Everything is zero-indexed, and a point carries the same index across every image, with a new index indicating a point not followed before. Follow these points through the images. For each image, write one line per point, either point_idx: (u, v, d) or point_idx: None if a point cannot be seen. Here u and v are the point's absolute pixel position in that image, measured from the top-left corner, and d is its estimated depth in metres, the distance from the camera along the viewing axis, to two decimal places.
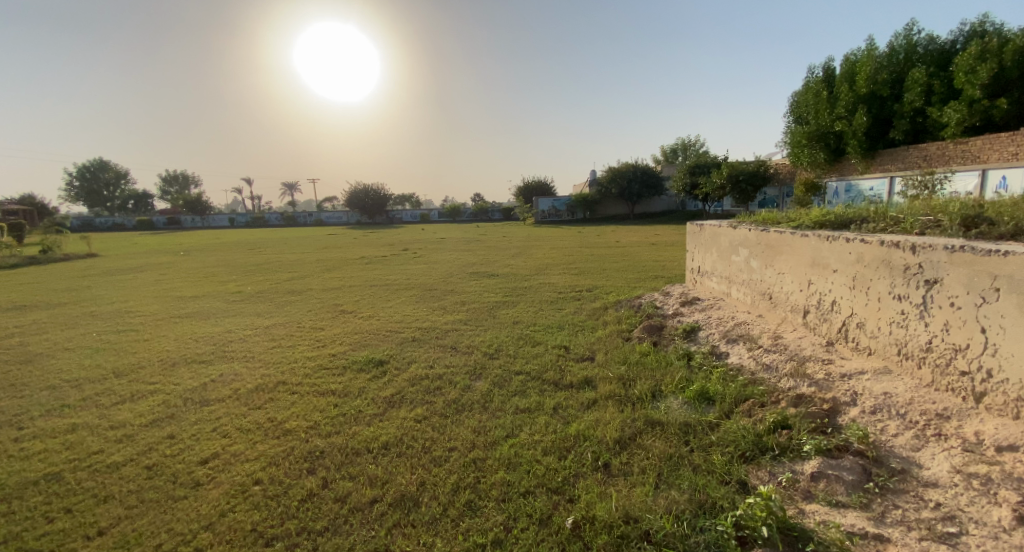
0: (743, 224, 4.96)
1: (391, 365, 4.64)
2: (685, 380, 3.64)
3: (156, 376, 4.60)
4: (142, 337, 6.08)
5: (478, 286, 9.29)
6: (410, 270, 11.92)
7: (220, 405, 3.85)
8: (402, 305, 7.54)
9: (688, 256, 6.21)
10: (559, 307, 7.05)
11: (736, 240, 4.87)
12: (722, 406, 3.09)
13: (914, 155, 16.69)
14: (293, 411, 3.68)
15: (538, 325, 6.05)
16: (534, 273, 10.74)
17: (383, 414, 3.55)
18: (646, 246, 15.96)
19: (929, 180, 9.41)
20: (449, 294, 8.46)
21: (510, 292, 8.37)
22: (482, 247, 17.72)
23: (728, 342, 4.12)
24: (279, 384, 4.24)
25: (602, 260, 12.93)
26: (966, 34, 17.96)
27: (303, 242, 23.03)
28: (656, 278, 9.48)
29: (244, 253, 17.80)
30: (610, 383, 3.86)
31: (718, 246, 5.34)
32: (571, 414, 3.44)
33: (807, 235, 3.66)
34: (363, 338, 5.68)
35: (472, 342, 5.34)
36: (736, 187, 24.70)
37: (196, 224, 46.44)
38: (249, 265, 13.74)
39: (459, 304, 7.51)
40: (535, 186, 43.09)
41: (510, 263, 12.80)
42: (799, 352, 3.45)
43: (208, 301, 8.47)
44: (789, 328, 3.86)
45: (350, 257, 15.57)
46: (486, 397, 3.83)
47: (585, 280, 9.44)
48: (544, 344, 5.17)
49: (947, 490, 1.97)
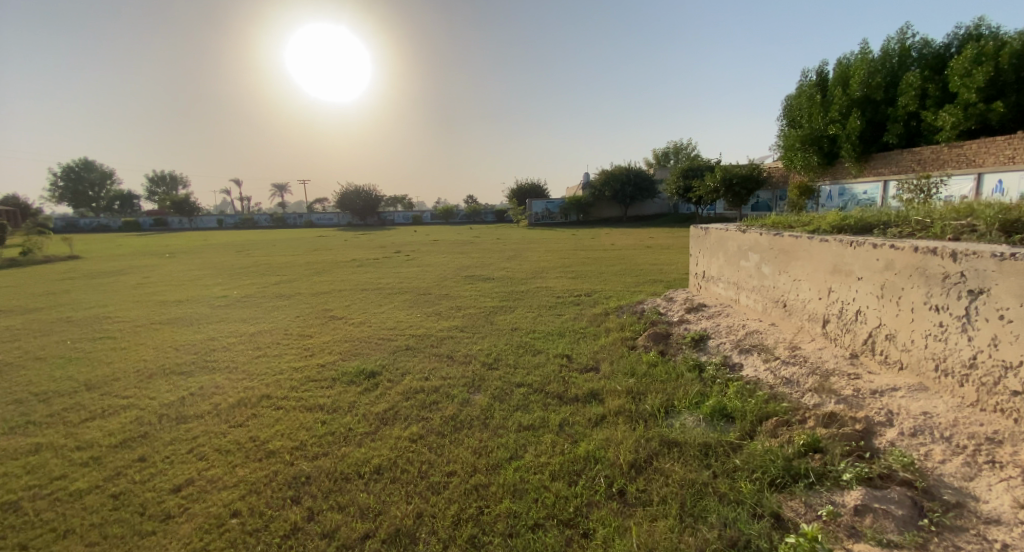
0: (752, 228, 4.76)
1: (384, 376, 4.37)
2: (699, 394, 3.42)
3: (131, 389, 4.27)
4: (120, 345, 5.74)
5: (473, 290, 9.04)
6: (403, 273, 11.62)
7: (198, 422, 3.55)
8: (395, 310, 7.26)
9: (691, 260, 6.01)
10: (558, 312, 6.81)
11: (746, 245, 4.67)
12: (743, 425, 2.87)
13: (908, 159, 16.78)
14: (277, 428, 3.40)
15: (537, 332, 5.81)
16: (530, 276, 10.51)
17: (375, 433, 3.28)
18: (641, 249, 15.84)
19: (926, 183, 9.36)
20: (443, 299, 8.19)
21: (507, 297, 8.12)
22: (475, 249, 17.48)
23: (741, 352, 3.91)
24: (262, 398, 3.95)
25: (598, 263, 12.74)
26: (960, 38, 18.07)
27: (293, 244, 22.60)
28: (655, 282, 9.29)
29: (232, 255, 17.39)
30: (618, 397, 3.62)
31: (724, 250, 5.14)
32: (579, 432, 3.20)
33: (828, 240, 3.46)
34: (354, 346, 5.40)
35: (469, 351, 5.07)
36: (730, 190, 24.68)
37: (185, 226, 45.67)
38: (237, 268, 13.36)
39: (455, 309, 7.26)
40: (528, 189, 42.96)
41: (505, 266, 12.55)
42: (822, 365, 3.24)
43: (192, 306, 8.13)
44: (806, 337, 3.66)
45: (340, 259, 15.19)
46: (486, 413, 3.58)
47: (583, 284, 9.24)
48: (545, 353, 4.93)
49: (1013, 529, 1.75)
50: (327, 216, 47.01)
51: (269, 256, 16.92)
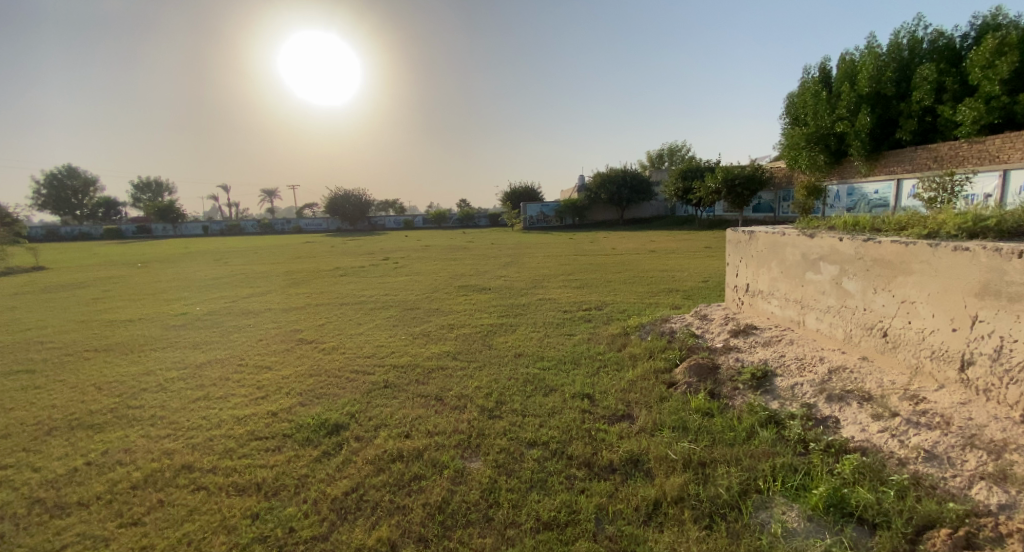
0: (820, 231, 3.80)
1: (350, 432, 3.30)
2: (794, 469, 2.42)
3: (12, 455, 3.16)
4: (31, 384, 4.60)
5: (468, 304, 7.96)
6: (390, 283, 10.54)
7: (74, 517, 2.47)
8: (376, 331, 6.18)
9: (731, 271, 5.00)
10: (569, 332, 5.76)
11: (816, 253, 3.66)
12: (893, 537, 1.89)
13: (924, 156, 16.13)
14: (184, 533, 2.33)
15: (547, 359, 4.76)
16: (530, 286, 9.48)
17: (326, 541, 2.24)
18: (646, 254, 14.89)
19: (953, 181, 8.64)
20: (433, 315, 7.13)
21: (506, 313, 7.07)
22: (468, 255, 16.39)
23: (831, 398, 2.93)
24: (177, 470, 2.86)
25: (602, 270, 11.73)
26: (977, 29, 17.32)
27: (275, 251, 21.29)
28: (671, 292, 8.29)
29: (207, 265, 16.13)
30: (674, 470, 2.59)
31: (781, 259, 4.14)
32: (628, 536, 2.17)
33: (969, 247, 2.52)
34: (321, 383, 4.32)
35: (464, 390, 4.01)
36: (732, 191, 23.80)
37: (167, 234, 44.10)
38: (207, 280, 12.14)
39: (447, 328, 6.21)
40: (523, 193, 41.95)
41: (501, 274, 11.51)
42: (980, 432, 2.33)
43: (143, 327, 6.97)
44: (930, 385, 2.75)
45: (324, 268, 14.04)
46: (488, 497, 2.52)
47: (591, 296, 8.20)
48: (560, 392, 3.88)
49: None
50: (316, 221, 45.66)
51: (248, 264, 15.70)
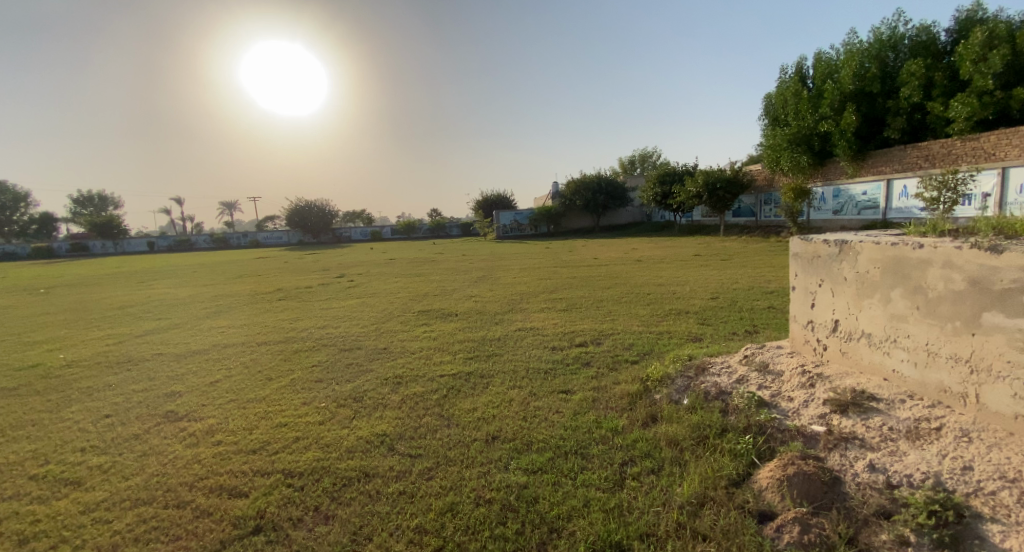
0: (1004, 242, 2.22)
1: None
2: None
3: None
4: None
5: (427, 339, 6.13)
6: (334, 309, 8.66)
7: None
8: (286, 394, 4.29)
9: (807, 299, 3.39)
10: (564, 389, 4.00)
11: (1013, 281, 2.08)
12: None
13: (914, 155, 15.37)
14: None
15: (537, 447, 3.02)
16: (506, 310, 7.73)
17: None
18: (632, 264, 13.46)
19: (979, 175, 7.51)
20: (377, 358, 5.34)
21: (475, 352, 5.35)
22: (434, 270, 14.53)
23: None
24: None
25: (588, 285, 10.17)
26: (958, 23, 16.83)
27: (217, 270, 18.85)
28: (682, 315, 6.71)
29: (123, 289, 13.68)
30: None
31: (913, 286, 2.54)
32: None
33: None
34: (138, 527, 2.44)
35: (390, 543, 2.22)
36: (713, 195, 22.70)
37: (107, 252, 40.48)
38: (107, 310, 9.89)
39: (390, 386, 4.35)
40: (493, 200, 40.43)
41: (470, 293, 9.80)
42: None
43: None
44: None
45: (264, 290, 11.96)
46: None
47: (583, 322, 6.56)
48: (565, 540, 2.16)
49: None
50: (276, 234, 42.89)
51: (175, 287, 13.42)
